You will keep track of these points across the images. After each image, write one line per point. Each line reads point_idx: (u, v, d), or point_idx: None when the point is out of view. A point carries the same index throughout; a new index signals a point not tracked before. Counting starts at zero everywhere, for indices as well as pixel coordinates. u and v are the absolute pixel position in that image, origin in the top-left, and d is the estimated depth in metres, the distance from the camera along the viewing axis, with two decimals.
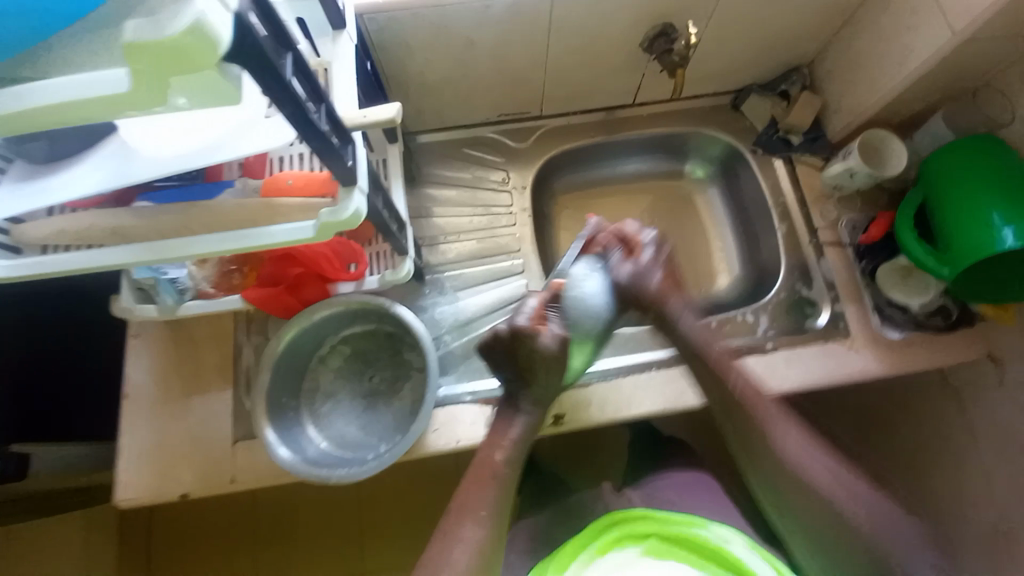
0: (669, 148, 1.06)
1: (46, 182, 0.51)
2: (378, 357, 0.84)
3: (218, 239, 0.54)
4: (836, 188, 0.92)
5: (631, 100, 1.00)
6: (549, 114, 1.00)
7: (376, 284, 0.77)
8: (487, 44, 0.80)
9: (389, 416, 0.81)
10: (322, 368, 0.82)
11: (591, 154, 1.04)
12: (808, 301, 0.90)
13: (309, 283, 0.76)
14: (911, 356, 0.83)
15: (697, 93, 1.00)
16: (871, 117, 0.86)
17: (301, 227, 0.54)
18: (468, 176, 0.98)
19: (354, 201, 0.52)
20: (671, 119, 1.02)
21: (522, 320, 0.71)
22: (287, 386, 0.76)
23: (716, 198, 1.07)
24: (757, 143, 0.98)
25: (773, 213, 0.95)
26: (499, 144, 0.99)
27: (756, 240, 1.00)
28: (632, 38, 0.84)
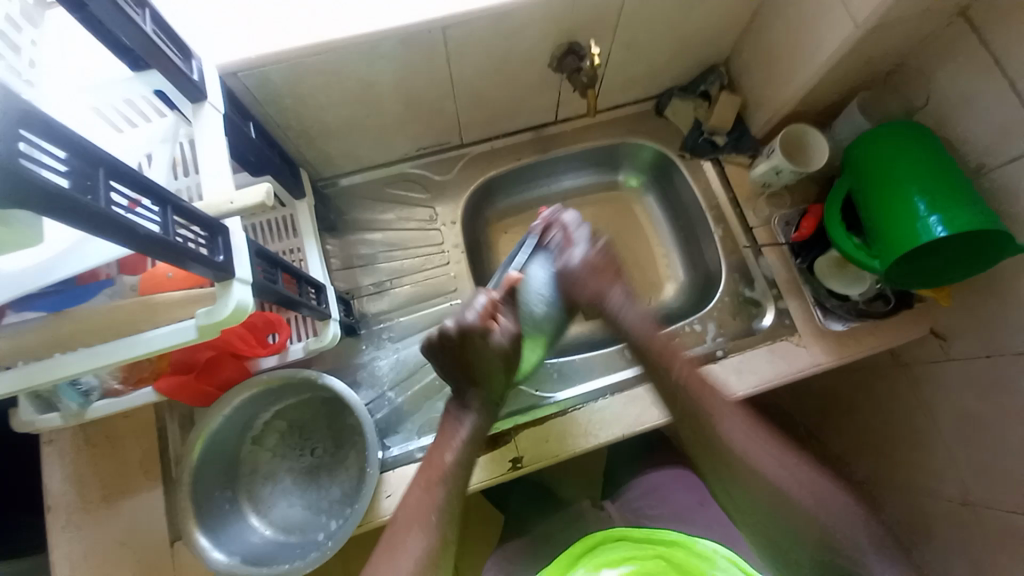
0: (599, 160, 1.04)
1: None
2: (317, 428, 0.79)
3: (91, 355, 0.49)
4: (765, 185, 0.91)
5: (555, 117, 0.97)
6: (471, 141, 0.96)
7: (301, 353, 0.72)
8: (388, 82, 0.75)
9: (334, 490, 0.76)
10: (256, 449, 0.77)
11: (523, 176, 1.01)
12: (753, 302, 0.89)
13: (224, 365, 0.70)
14: (859, 345, 0.83)
15: (621, 101, 0.98)
16: (790, 110, 0.86)
17: (181, 328, 0.49)
18: (394, 217, 0.94)
19: (231, 295, 0.47)
20: (598, 131, 1.00)
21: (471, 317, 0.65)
22: (217, 478, 0.71)
23: (654, 205, 1.06)
24: (685, 147, 0.96)
25: (709, 216, 0.93)
26: (423, 179, 0.95)
27: (698, 244, 0.99)
28: (543, 56, 0.81)
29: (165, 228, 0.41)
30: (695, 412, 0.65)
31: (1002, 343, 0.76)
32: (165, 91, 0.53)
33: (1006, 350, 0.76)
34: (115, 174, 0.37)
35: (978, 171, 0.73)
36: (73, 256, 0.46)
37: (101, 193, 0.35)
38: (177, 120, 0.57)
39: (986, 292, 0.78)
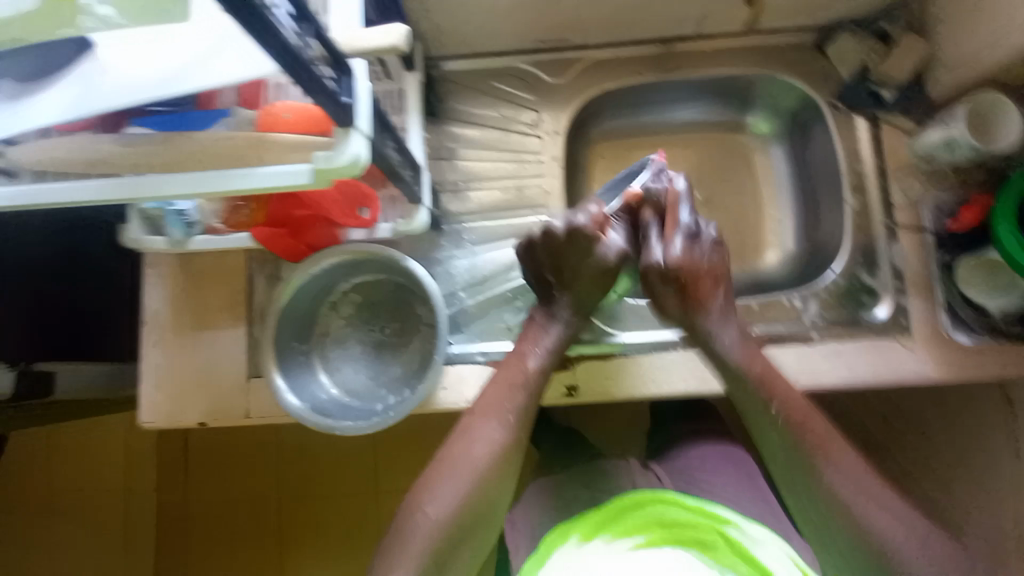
0: (731, 95, 0.91)
1: (32, 98, 0.47)
2: (389, 307, 0.80)
3: (201, 180, 0.49)
4: (925, 159, 0.77)
5: (694, 32, 0.85)
6: (594, 45, 0.86)
7: (390, 233, 0.72)
8: None
9: (396, 368, 0.78)
10: (332, 315, 0.79)
11: (640, 96, 0.90)
12: (867, 290, 0.79)
13: (315, 228, 0.70)
14: (978, 365, 0.73)
15: (778, 25, 0.83)
16: (994, 72, 0.70)
17: (293, 170, 0.48)
18: (496, 115, 0.88)
19: (352, 145, 0.45)
20: (740, 58, 0.86)
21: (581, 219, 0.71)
22: (298, 331, 0.74)
23: (778, 160, 0.93)
24: (839, 96, 0.82)
25: (846, 183, 0.81)
26: (533, 79, 0.87)
27: (818, 214, 0.87)
28: None
29: (304, 46, 0.38)
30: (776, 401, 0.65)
31: None
32: None
33: None
34: None
35: None
36: (180, 77, 0.44)
37: None
38: None
39: None
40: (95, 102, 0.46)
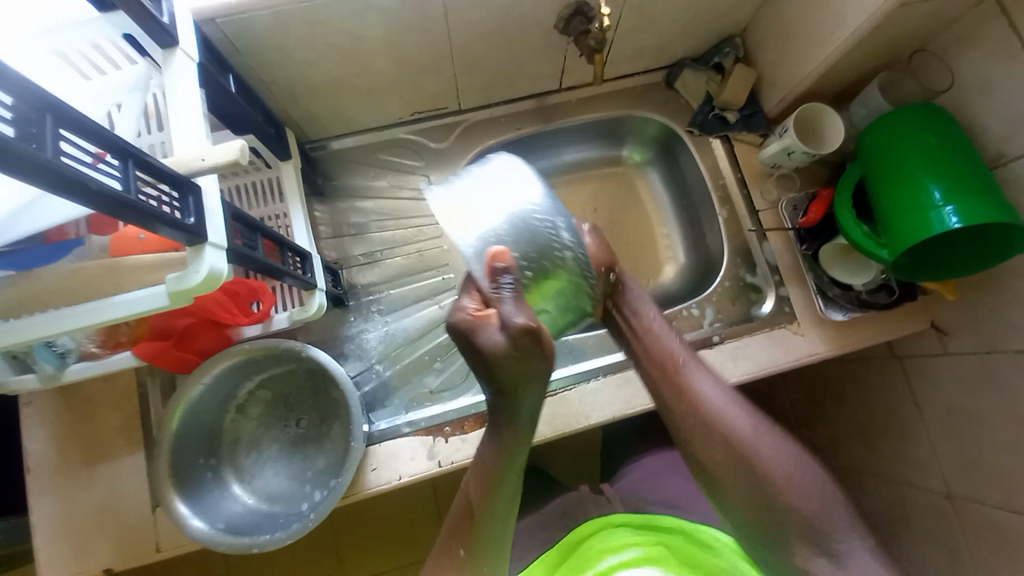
0: (603, 133, 0.99)
1: None
2: (303, 398, 0.78)
3: (48, 321, 0.46)
4: (774, 168, 0.87)
5: (558, 86, 0.92)
6: (470, 108, 0.91)
7: (286, 323, 0.70)
8: (378, 37, 0.70)
9: (319, 460, 0.75)
10: (240, 420, 0.76)
11: (522, 148, 0.96)
12: (753, 288, 0.87)
13: (208, 332, 0.68)
14: (858, 336, 0.81)
15: (629, 70, 0.92)
16: (806, 89, 0.81)
17: (152, 294, 0.46)
18: (387, 185, 0.90)
19: (204, 260, 0.44)
20: (603, 102, 0.95)
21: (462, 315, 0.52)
22: (199, 447, 0.70)
23: (656, 183, 1.02)
24: (692, 123, 0.92)
25: (714, 197, 0.90)
26: (418, 146, 0.90)
27: (700, 226, 0.96)
28: (548, 18, 0.75)
29: (127, 184, 0.38)
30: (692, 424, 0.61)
31: (1005, 340, 0.74)
32: (135, 36, 0.49)
33: (1009, 348, 0.74)
34: (65, 122, 0.33)
35: (997, 161, 0.70)
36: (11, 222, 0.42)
37: (50, 142, 0.32)
38: (148, 70, 0.52)
39: (991, 288, 0.76)
40: None
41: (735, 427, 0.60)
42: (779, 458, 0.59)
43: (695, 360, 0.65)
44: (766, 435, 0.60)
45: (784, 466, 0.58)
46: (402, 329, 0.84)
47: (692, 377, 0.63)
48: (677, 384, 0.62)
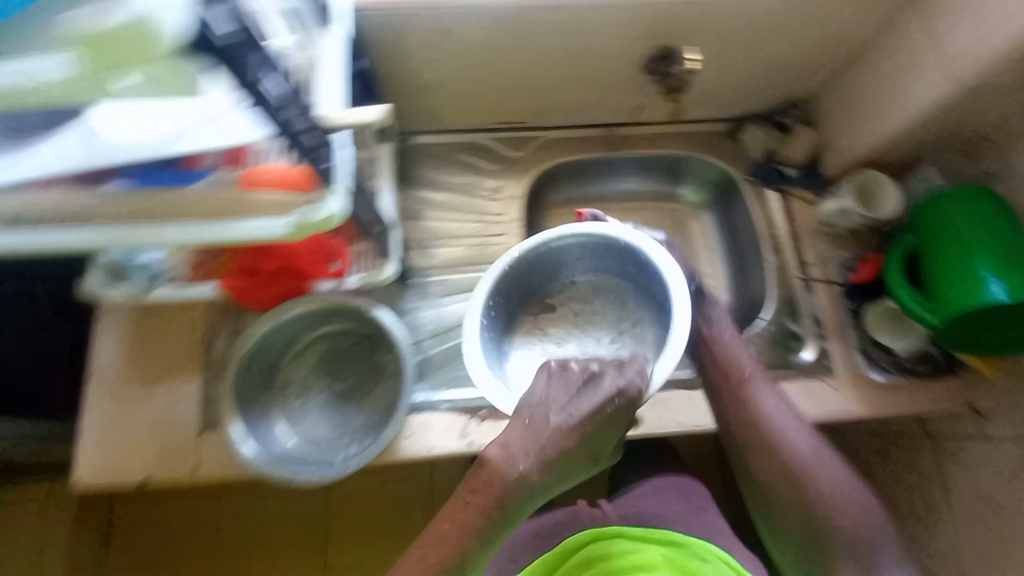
0: (664, 170, 1.04)
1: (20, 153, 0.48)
2: (354, 356, 0.82)
3: (179, 232, 0.53)
4: (824, 225, 0.92)
5: (630, 119, 0.99)
6: (546, 126, 0.98)
7: (357, 284, 0.77)
8: (487, 48, 0.79)
9: (359, 417, 0.79)
10: (296, 364, 0.81)
11: (588, 169, 1.01)
12: (793, 335, 0.88)
13: (286, 280, 0.74)
14: (893, 400, 0.82)
15: (698, 116, 0.99)
16: (866, 157, 0.86)
17: (275, 222, 0.53)
18: (460, 182, 0.96)
19: (330, 203, 0.53)
20: (669, 141, 1.01)
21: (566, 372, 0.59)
22: (257, 382, 0.76)
23: (710, 226, 1.05)
24: (751, 173, 0.98)
25: (764, 245, 0.94)
26: (493, 152, 0.97)
27: (746, 270, 0.99)
28: (637, 55, 0.84)
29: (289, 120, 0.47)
30: (758, 451, 0.69)
31: None
32: None
33: None
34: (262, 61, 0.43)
35: None
36: (178, 143, 0.50)
37: None
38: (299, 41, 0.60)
39: None
40: (84, 163, 0.48)
41: (799, 453, 0.67)
42: (834, 477, 0.66)
43: (762, 377, 0.72)
44: (822, 458, 0.67)
45: (833, 489, 0.65)
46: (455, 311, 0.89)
47: (759, 406, 0.70)
48: (743, 403, 0.70)
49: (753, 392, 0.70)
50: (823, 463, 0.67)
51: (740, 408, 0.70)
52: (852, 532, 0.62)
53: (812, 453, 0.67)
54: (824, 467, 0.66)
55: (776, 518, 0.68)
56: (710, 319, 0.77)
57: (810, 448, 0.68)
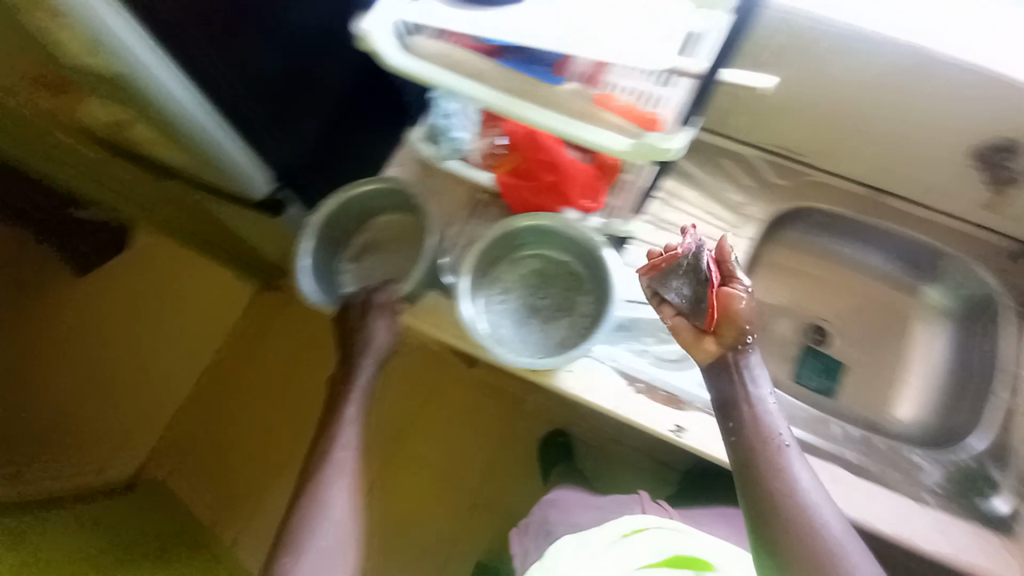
0: (918, 260, 0.96)
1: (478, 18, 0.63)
2: (556, 283, 0.90)
3: (546, 116, 0.63)
4: None
5: (913, 197, 0.93)
6: (820, 167, 0.96)
7: (598, 225, 0.85)
8: (826, 73, 0.80)
9: (541, 333, 0.87)
10: (507, 266, 0.90)
11: (836, 225, 0.97)
12: (990, 483, 0.79)
13: (550, 196, 0.83)
14: None
15: (994, 225, 0.90)
16: None
17: (615, 138, 0.61)
18: (712, 182, 0.97)
19: (677, 140, 0.59)
20: (944, 235, 0.93)
21: (377, 301, 0.84)
22: (484, 264, 0.86)
23: (941, 337, 0.96)
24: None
25: (1007, 381, 0.83)
26: (757, 168, 0.96)
27: (964, 397, 0.89)
28: (979, 133, 0.79)
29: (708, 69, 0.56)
30: (789, 509, 0.60)
31: None
32: None
33: None
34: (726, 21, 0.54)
35: None
36: (584, 49, 0.61)
37: None
38: None
39: None
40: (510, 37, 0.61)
41: (827, 524, 0.59)
42: (865, 557, 0.59)
43: (796, 451, 0.63)
44: (831, 508, 0.61)
45: (868, 563, 0.58)
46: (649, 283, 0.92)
47: (777, 467, 0.62)
48: (773, 464, 0.62)
49: (780, 461, 0.62)
50: (829, 518, 0.60)
51: (776, 475, 0.61)
52: None
53: (820, 500, 0.61)
54: (845, 541, 0.59)
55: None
56: (748, 372, 0.66)
57: (832, 515, 0.60)
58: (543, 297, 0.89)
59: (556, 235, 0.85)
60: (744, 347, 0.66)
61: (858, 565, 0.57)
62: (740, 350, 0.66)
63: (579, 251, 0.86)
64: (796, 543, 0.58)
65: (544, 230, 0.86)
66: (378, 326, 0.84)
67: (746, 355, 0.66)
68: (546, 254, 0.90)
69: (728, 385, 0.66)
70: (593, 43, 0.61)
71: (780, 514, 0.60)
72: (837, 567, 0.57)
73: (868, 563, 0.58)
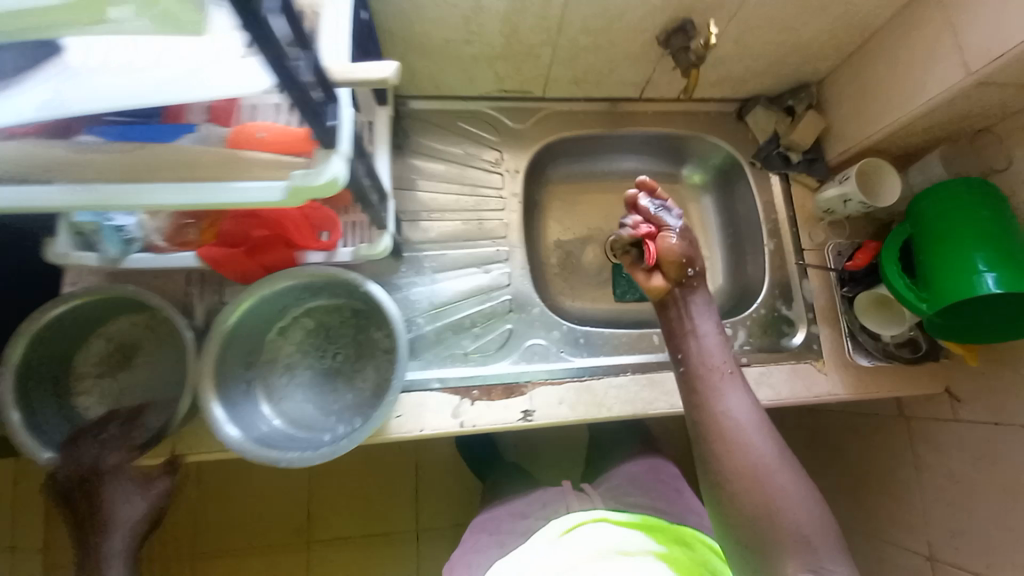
0: (668, 149, 1.02)
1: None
2: (342, 332, 0.80)
3: (170, 190, 0.47)
4: (827, 213, 0.91)
5: (639, 94, 0.96)
6: (552, 98, 0.95)
7: (350, 257, 0.73)
8: (496, 11, 0.73)
9: (347, 394, 0.77)
10: (281, 340, 0.78)
11: (589, 147, 1.00)
12: (786, 320, 0.90)
13: (278, 247, 0.71)
14: (877, 385, 0.85)
15: (708, 95, 0.97)
16: (873, 145, 0.86)
17: (265, 190, 0.48)
18: (461, 152, 0.92)
19: (331, 166, 0.46)
20: (675, 120, 0.99)
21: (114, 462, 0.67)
22: (242, 357, 0.72)
23: (708, 207, 1.06)
24: (756, 156, 0.97)
25: (765, 229, 0.94)
26: (496, 122, 0.93)
27: (742, 253, 0.99)
28: (654, 28, 0.79)
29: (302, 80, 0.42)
30: (716, 426, 0.64)
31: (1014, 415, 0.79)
32: None
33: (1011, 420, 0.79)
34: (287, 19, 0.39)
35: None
36: (156, 90, 0.44)
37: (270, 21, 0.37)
38: None
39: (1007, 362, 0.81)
40: (46, 113, 0.43)
41: (762, 447, 0.62)
42: (792, 481, 0.60)
43: (740, 380, 0.68)
44: (759, 425, 0.64)
45: (791, 483, 0.60)
46: (443, 282, 0.84)
47: (718, 395, 0.67)
48: (705, 386, 0.68)
49: (717, 389, 0.67)
50: (774, 455, 0.62)
51: (717, 399, 0.66)
52: (805, 538, 0.58)
53: (752, 419, 0.64)
54: (776, 461, 0.61)
55: (733, 498, 0.61)
56: (689, 312, 0.74)
57: (773, 450, 0.62)
58: (334, 352, 0.79)
59: (309, 287, 0.74)
60: (693, 277, 0.75)
61: (781, 484, 0.60)
62: (683, 278, 0.75)
63: (343, 290, 0.76)
64: (738, 456, 0.62)
65: (291, 287, 0.73)
66: (123, 501, 0.67)
67: (694, 290, 0.75)
68: (315, 306, 0.79)
69: (675, 319, 0.74)
70: (166, 78, 0.44)
71: (722, 436, 0.63)
72: (782, 493, 0.59)
73: (795, 484, 0.60)
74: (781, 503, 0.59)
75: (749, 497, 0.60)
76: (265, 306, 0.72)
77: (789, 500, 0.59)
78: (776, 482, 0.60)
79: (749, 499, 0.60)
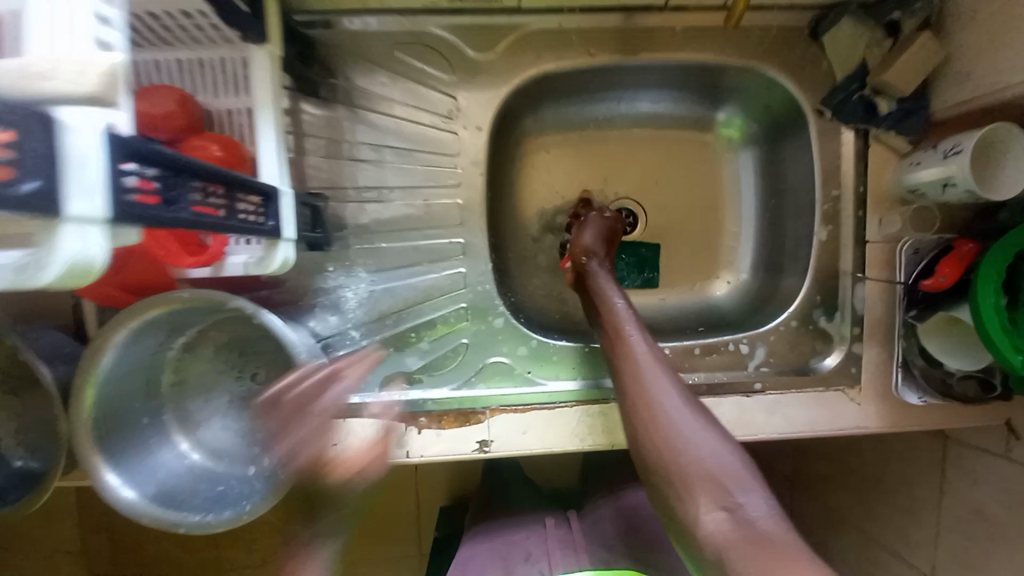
0: (699, 85, 0.74)
1: None
2: (258, 349, 0.67)
3: None
4: (911, 194, 0.65)
5: (662, 2, 0.65)
6: (533, 9, 0.65)
7: (241, 269, 0.55)
8: None
9: (271, 423, 0.65)
10: (188, 359, 0.66)
11: (587, 85, 0.73)
12: (822, 336, 0.70)
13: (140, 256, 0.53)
14: (920, 422, 0.67)
15: (769, 0, 0.65)
16: (1012, 95, 0.56)
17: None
18: (403, 98, 0.67)
19: (66, 246, 0.30)
20: (715, 41, 0.68)
21: None
22: (135, 391, 0.61)
23: (744, 168, 0.80)
24: (825, 99, 0.67)
25: (817, 209, 0.69)
26: (451, 51, 0.66)
27: (780, 235, 0.76)
28: None
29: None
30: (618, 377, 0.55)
31: None
32: None
33: None
34: None
35: None
36: None
37: None
38: None
39: None
40: None
41: (665, 396, 0.51)
42: (706, 432, 0.49)
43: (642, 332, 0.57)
44: (662, 370, 0.53)
45: (704, 434, 0.49)
46: (384, 285, 0.68)
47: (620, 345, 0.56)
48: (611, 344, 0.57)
49: (627, 342, 0.56)
50: (681, 407, 0.50)
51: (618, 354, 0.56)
52: (723, 499, 0.45)
53: (653, 365, 0.53)
54: (682, 412, 0.50)
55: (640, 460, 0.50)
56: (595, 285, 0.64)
57: (683, 400, 0.51)
58: (251, 372, 0.67)
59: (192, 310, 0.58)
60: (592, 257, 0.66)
61: (691, 434, 0.49)
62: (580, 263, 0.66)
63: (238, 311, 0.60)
64: (646, 411, 0.51)
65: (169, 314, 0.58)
66: None
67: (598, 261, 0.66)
68: (216, 321, 0.64)
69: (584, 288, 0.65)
70: None
71: (621, 393, 0.54)
72: (689, 447, 0.48)
73: (703, 433, 0.49)
74: (694, 466, 0.47)
75: (654, 454, 0.49)
76: (147, 336, 0.59)
77: (701, 462, 0.47)
78: (678, 431, 0.49)
79: (659, 464, 0.48)
